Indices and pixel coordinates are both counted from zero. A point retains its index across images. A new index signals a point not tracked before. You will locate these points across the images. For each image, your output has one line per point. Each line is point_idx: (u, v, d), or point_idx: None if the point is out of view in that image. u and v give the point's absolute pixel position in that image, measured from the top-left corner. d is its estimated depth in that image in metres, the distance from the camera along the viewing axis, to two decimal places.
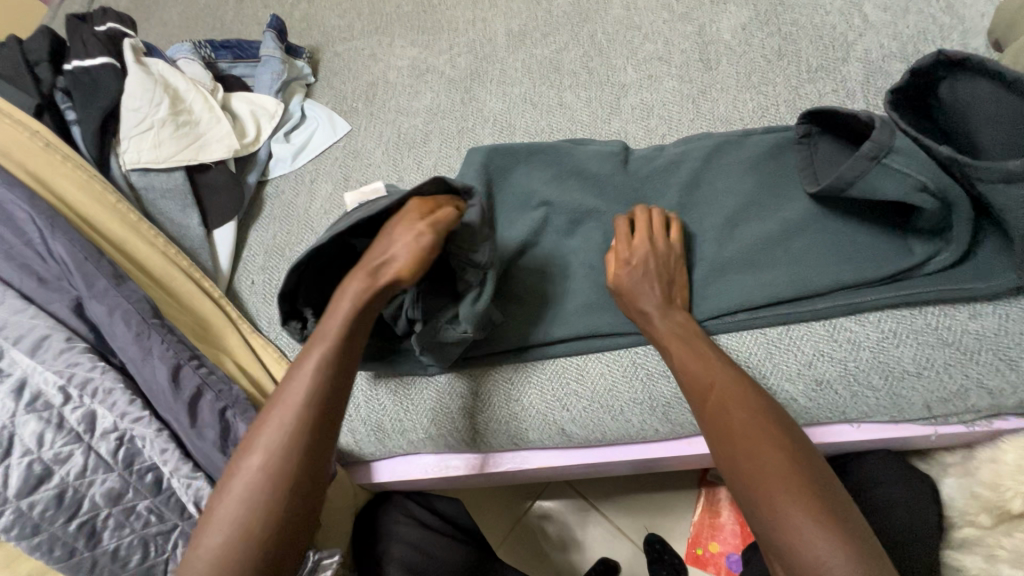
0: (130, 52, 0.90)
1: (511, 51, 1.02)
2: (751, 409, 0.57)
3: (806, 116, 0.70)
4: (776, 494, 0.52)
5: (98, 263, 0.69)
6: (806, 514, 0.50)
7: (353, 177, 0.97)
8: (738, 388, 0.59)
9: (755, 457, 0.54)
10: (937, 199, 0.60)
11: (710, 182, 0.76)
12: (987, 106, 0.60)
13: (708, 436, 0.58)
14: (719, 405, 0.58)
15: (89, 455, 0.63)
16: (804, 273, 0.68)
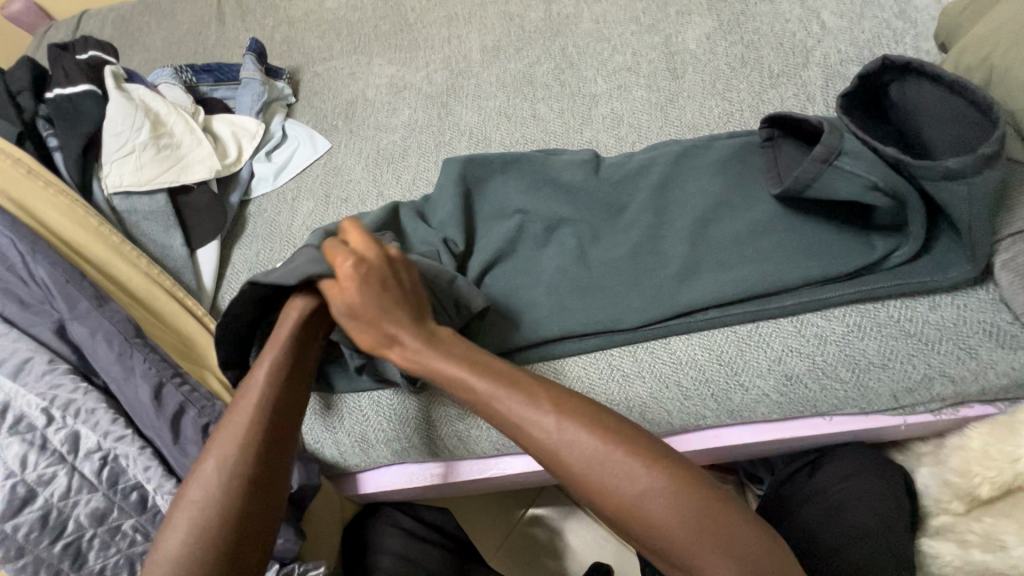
0: (111, 79, 0.92)
1: (485, 66, 1.05)
2: (553, 419, 0.51)
3: (767, 120, 0.74)
4: (634, 504, 0.48)
5: (79, 285, 0.71)
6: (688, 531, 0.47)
7: (333, 194, 0.99)
8: (530, 407, 0.52)
9: (595, 478, 0.49)
10: (891, 197, 0.62)
11: (679, 185, 0.78)
12: (932, 107, 0.63)
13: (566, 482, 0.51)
14: (529, 437, 0.52)
15: (73, 475, 0.63)
16: (773, 269, 0.70)
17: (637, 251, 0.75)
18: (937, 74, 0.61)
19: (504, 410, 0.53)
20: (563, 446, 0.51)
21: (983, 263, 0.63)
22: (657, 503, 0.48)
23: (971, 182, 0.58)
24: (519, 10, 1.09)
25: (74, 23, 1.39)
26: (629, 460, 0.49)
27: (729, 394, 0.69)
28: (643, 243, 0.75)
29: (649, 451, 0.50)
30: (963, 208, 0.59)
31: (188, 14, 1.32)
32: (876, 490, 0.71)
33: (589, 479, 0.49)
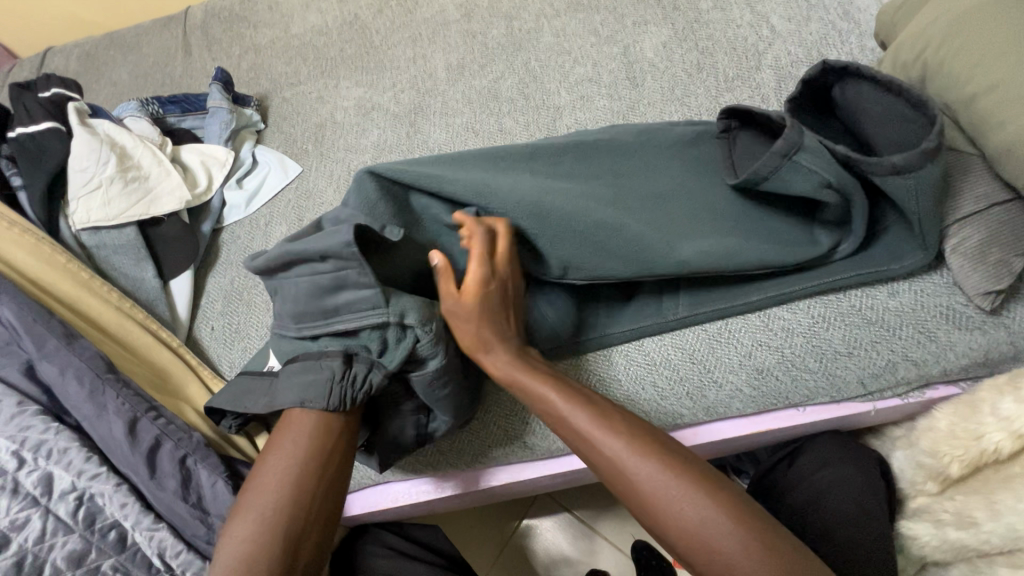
0: (74, 115, 0.92)
1: (451, 84, 1.06)
2: (624, 443, 0.55)
3: (723, 113, 0.73)
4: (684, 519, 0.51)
5: (48, 323, 0.70)
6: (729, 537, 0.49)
7: (306, 217, 0.99)
8: (601, 428, 0.57)
9: (654, 496, 0.52)
10: (838, 193, 0.64)
11: (643, 159, 0.74)
12: (874, 106, 0.65)
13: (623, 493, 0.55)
14: (589, 453, 0.58)
15: (47, 518, 0.62)
16: (732, 253, 0.69)
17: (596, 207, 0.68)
18: (874, 75, 0.64)
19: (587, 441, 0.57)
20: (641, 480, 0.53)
21: (935, 250, 0.65)
22: (711, 517, 0.50)
23: (913, 177, 0.60)
24: (482, 27, 1.11)
25: (39, 60, 1.39)
26: (690, 484, 0.52)
27: (704, 392, 0.70)
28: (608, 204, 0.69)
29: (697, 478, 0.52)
30: (908, 200, 0.61)
31: (154, 46, 1.32)
32: (850, 478, 0.72)
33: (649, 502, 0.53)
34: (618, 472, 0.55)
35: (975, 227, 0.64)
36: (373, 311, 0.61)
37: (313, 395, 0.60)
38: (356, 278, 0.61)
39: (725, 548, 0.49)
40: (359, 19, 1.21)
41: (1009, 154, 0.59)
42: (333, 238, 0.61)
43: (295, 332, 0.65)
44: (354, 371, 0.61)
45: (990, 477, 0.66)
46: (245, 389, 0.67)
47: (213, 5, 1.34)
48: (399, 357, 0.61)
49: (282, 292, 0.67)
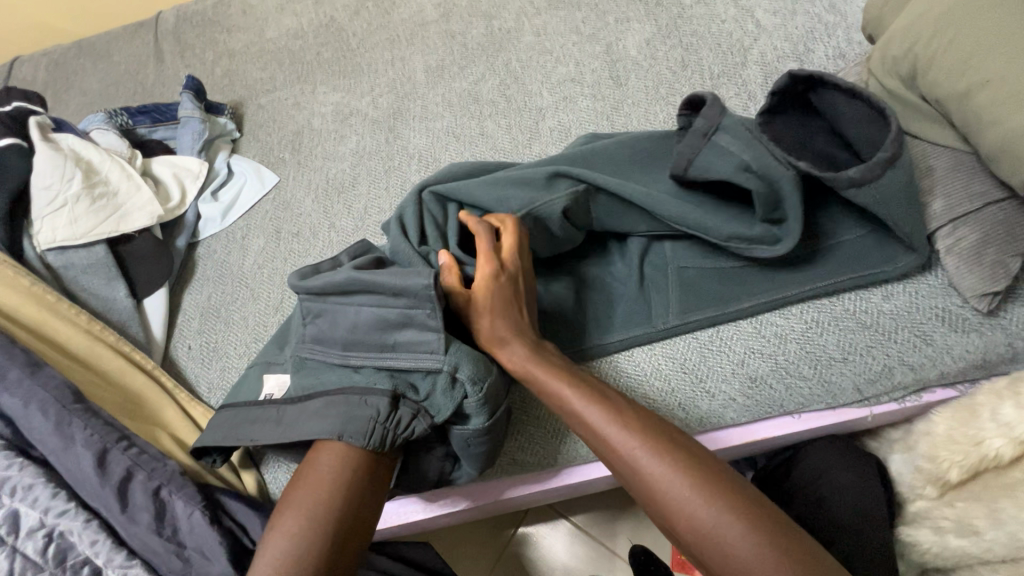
0: (36, 130, 0.88)
1: (430, 87, 1.03)
2: (638, 442, 0.53)
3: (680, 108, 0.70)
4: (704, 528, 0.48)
5: (10, 353, 0.66)
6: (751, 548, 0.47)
7: (284, 228, 0.96)
8: (614, 426, 0.55)
9: (666, 496, 0.51)
10: (762, 180, 0.61)
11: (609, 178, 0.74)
12: (850, 113, 0.63)
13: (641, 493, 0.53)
14: (604, 449, 0.56)
15: (14, 557, 0.58)
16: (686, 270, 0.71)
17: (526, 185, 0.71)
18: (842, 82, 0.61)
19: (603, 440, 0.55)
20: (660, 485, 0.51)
21: (925, 251, 0.64)
22: (724, 521, 0.48)
23: (878, 186, 0.59)
24: (461, 27, 1.08)
25: (4, 71, 1.34)
26: (697, 480, 0.50)
27: (696, 402, 0.67)
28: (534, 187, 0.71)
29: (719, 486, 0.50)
30: (889, 206, 0.60)
31: (124, 54, 1.28)
32: (849, 485, 0.70)
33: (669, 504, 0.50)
34: (633, 470, 0.53)
35: (971, 227, 0.62)
36: (430, 357, 0.61)
37: (351, 431, 0.59)
38: (422, 320, 0.62)
39: (739, 550, 0.47)
40: (335, 22, 1.18)
41: (1004, 151, 0.57)
42: (411, 278, 0.62)
43: (342, 360, 0.64)
44: (399, 414, 0.60)
45: (990, 482, 0.65)
46: (252, 416, 0.67)
47: (183, 9, 1.30)
48: (446, 411, 0.61)
49: (332, 317, 0.66)
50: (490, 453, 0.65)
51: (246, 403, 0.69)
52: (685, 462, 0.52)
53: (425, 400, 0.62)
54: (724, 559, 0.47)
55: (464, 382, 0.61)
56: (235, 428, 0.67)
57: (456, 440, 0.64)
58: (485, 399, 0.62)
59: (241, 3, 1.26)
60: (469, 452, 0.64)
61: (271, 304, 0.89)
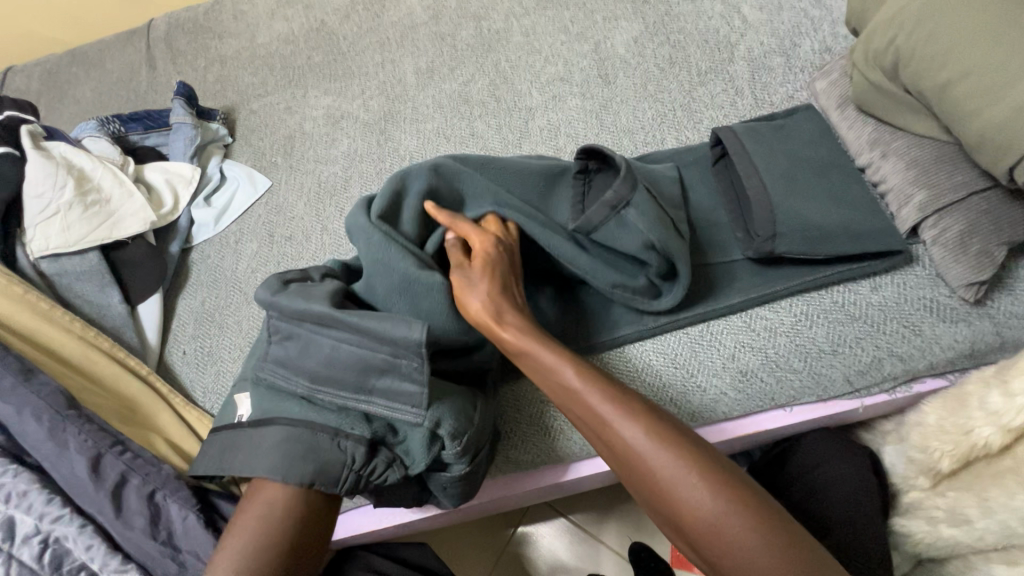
0: (28, 139, 0.88)
1: (421, 89, 1.04)
2: (645, 434, 0.52)
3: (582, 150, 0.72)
4: (701, 510, 0.49)
5: (3, 360, 0.67)
6: (749, 530, 0.47)
7: (277, 232, 0.96)
8: (623, 417, 0.54)
9: (673, 490, 0.50)
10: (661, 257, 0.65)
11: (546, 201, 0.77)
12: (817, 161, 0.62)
13: (635, 474, 0.53)
14: (608, 439, 0.55)
15: (11, 564, 0.59)
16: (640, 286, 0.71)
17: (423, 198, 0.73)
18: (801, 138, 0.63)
19: (598, 420, 0.55)
20: (655, 466, 0.51)
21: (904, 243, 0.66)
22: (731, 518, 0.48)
23: (788, 237, 0.66)
24: (450, 29, 1.08)
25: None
26: (695, 464, 0.50)
27: (687, 397, 0.68)
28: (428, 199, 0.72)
29: (716, 471, 0.50)
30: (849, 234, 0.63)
31: (117, 62, 1.28)
32: (842, 477, 0.70)
33: (666, 485, 0.50)
34: (628, 452, 0.53)
35: (956, 217, 0.63)
36: (410, 411, 0.59)
37: (322, 479, 0.58)
38: (405, 370, 0.60)
39: (744, 547, 0.47)
40: (326, 26, 1.18)
41: (983, 142, 0.58)
42: (401, 329, 0.59)
43: (308, 393, 0.62)
44: (374, 462, 0.60)
45: (981, 471, 0.65)
46: (232, 446, 0.62)
47: (175, 16, 1.30)
48: (420, 467, 0.60)
49: (306, 343, 0.64)
50: (466, 496, 0.66)
51: (231, 428, 0.64)
52: (692, 456, 0.51)
53: (402, 448, 0.62)
54: (729, 555, 0.47)
55: (444, 436, 0.60)
56: (216, 460, 0.63)
57: (433, 483, 0.65)
58: (464, 452, 0.62)
59: (232, 9, 1.27)
60: (444, 492, 0.65)
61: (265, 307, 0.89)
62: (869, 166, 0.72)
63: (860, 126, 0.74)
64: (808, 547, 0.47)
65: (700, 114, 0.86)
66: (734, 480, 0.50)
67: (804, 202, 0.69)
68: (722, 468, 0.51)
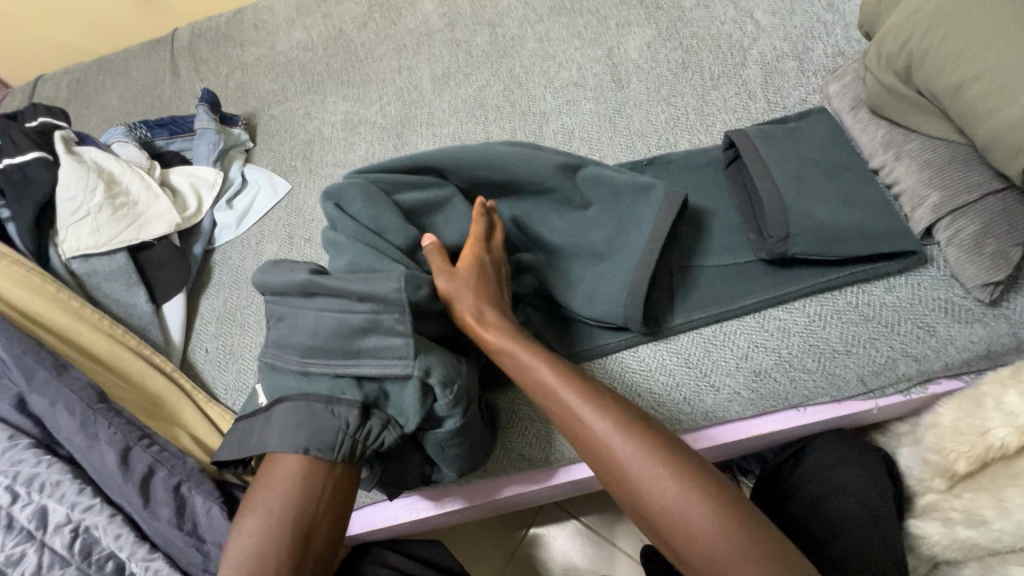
0: (61, 144, 0.92)
1: (437, 94, 1.06)
2: (612, 422, 0.54)
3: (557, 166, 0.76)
4: (670, 505, 0.49)
5: (37, 355, 0.69)
6: (715, 525, 0.48)
7: (297, 235, 0.99)
8: (593, 406, 0.55)
9: (645, 484, 0.51)
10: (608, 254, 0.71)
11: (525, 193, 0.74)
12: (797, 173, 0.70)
13: (604, 467, 0.54)
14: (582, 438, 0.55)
15: (43, 552, 0.61)
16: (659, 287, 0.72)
17: (342, 204, 0.68)
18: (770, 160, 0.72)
19: (572, 415, 0.56)
20: (625, 460, 0.52)
21: (917, 244, 0.66)
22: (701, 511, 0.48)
23: (803, 239, 0.67)
24: (466, 36, 1.10)
25: (30, 89, 1.40)
26: (667, 459, 0.51)
27: (700, 396, 0.68)
28: (356, 194, 0.67)
29: (687, 466, 0.51)
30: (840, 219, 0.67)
31: (143, 70, 1.33)
32: (854, 478, 0.70)
33: (635, 479, 0.51)
34: (599, 447, 0.54)
35: (968, 218, 0.64)
36: (398, 363, 0.60)
37: (318, 442, 0.57)
38: (389, 324, 0.61)
39: (714, 540, 0.47)
40: (344, 33, 1.21)
41: (996, 143, 0.58)
42: (380, 283, 0.62)
43: (300, 367, 0.62)
44: (369, 424, 0.60)
45: (998, 473, 0.65)
46: (246, 430, 0.63)
47: (198, 25, 1.34)
48: (415, 420, 0.60)
49: (293, 320, 0.65)
50: (466, 455, 0.67)
51: (245, 413, 0.66)
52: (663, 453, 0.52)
53: (395, 408, 0.62)
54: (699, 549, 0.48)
55: (436, 389, 0.61)
56: (237, 443, 0.65)
57: (432, 444, 0.65)
58: (455, 400, 0.62)
59: (253, 18, 1.30)
60: (446, 454, 0.66)
61: None
62: (882, 167, 0.73)
63: (873, 128, 0.75)
64: (769, 534, 0.48)
65: (712, 118, 0.87)
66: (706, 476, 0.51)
67: (815, 202, 0.69)
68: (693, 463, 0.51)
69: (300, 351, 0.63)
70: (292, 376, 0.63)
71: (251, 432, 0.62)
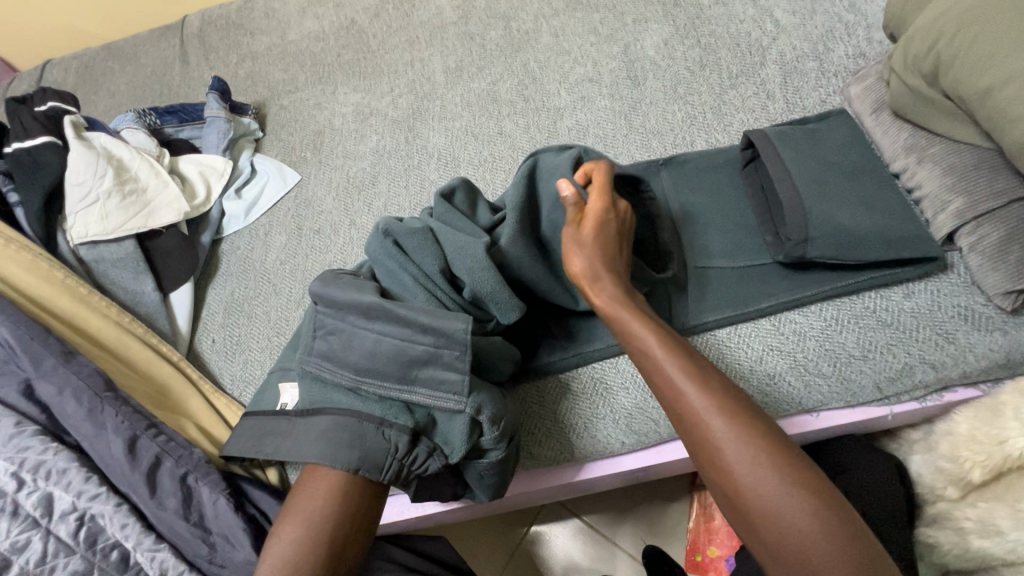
0: (70, 128, 0.91)
1: (450, 87, 1.05)
2: (706, 393, 0.54)
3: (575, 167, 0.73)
4: (756, 480, 0.50)
5: (45, 342, 0.69)
6: (804, 505, 0.48)
7: (306, 226, 0.98)
8: (688, 377, 0.55)
9: (724, 446, 0.52)
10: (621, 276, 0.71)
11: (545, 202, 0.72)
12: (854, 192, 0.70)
13: (694, 435, 0.54)
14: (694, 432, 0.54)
15: (48, 539, 0.60)
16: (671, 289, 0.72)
17: (393, 235, 0.68)
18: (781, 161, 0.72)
19: (664, 380, 0.56)
20: (715, 430, 0.52)
21: (940, 251, 0.65)
22: (819, 525, 0.47)
23: (821, 244, 0.66)
24: (479, 29, 1.09)
25: (37, 73, 1.39)
26: (759, 437, 0.51)
27: None
28: (407, 228, 0.67)
29: (779, 446, 0.51)
30: (863, 224, 0.66)
31: (151, 56, 1.31)
32: (865, 483, 0.70)
33: (724, 451, 0.51)
34: (692, 414, 0.54)
35: (993, 226, 0.63)
36: (451, 399, 0.60)
37: (368, 465, 0.58)
38: (450, 360, 0.61)
39: (785, 506, 0.48)
40: (356, 24, 1.20)
41: None
42: (449, 320, 0.61)
43: (352, 384, 0.61)
44: (415, 451, 0.60)
45: (1014, 483, 0.64)
46: (272, 431, 0.65)
47: (208, 13, 1.33)
48: (460, 451, 0.60)
49: (349, 336, 0.64)
50: (502, 486, 0.65)
51: (271, 415, 0.66)
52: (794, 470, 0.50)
53: (441, 436, 0.61)
54: (797, 559, 0.47)
55: (485, 423, 0.60)
56: (257, 444, 0.65)
57: (470, 472, 0.64)
58: (502, 435, 0.62)
59: (264, 7, 1.29)
60: (481, 482, 0.65)
61: (293, 299, 0.91)
62: (903, 171, 0.72)
63: (895, 131, 0.74)
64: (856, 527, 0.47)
65: (729, 117, 0.86)
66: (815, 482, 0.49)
67: (834, 205, 0.68)
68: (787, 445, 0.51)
69: (353, 375, 0.62)
70: (340, 393, 0.62)
71: (296, 447, 0.61)
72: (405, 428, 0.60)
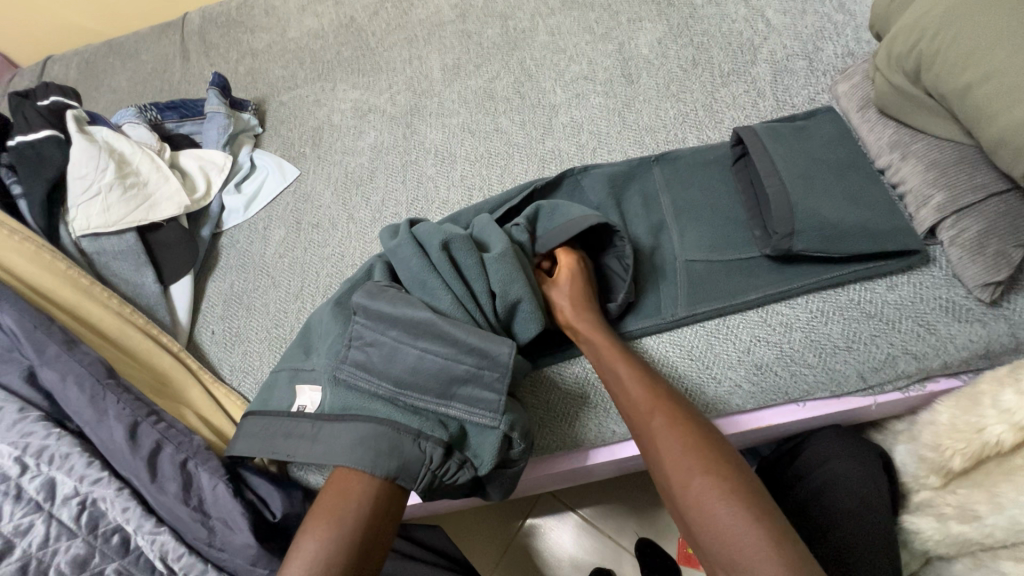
0: (73, 123, 0.92)
1: (447, 84, 1.06)
2: (649, 395, 0.61)
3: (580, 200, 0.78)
4: (682, 470, 0.55)
5: (48, 330, 0.70)
6: (720, 493, 0.52)
7: (304, 219, 0.99)
8: (637, 381, 0.63)
9: (659, 441, 0.58)
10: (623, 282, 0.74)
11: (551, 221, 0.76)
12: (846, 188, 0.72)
13: (637, 431, 0.61)
14: (647, 438, 0.59)
15: (51, 523, 0.62)
16: (663, 284, 0.74)
17: (449, 249, 0.70)
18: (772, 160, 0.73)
19: (618, 384, 0.64)
20: (653, 426, 0.59)
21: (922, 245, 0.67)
22: (731, 512, 0.51)
23: (807, 237, 0.68)
24: (477, 27, 1.11)
25: (38, 69, 1.40)
26: (690, 435, 0.57)
27: (701, 387, 0.68)
28: (467, 248, 0.70)
29: (709, 444, 0.57)
30: (846, 218, 0.68)
31: (153, 53, 1.33)
32: (852, 474, 0.71)
33: (659, 445, 0.58)
34: (637, 414, 0.61)
35: (974, 219, 0.65)
36: (488, 415, 0.62)
37: (404, 475, 0.59)
38: (488, 380, 0.63)
39: (703, 494, 0.53)
40: (355, 22, 1.21)
41: (1005, 142, 0.58)
42: (493, 344, 0.63)
43: (391, 396, 0.63)
44: (448, 463, 0.61)
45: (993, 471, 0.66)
46: (286, 428, 0.67)
47: (209, 10, 1.34)
48: (490, 463, 0.62)
49: (391, 350, 0.65)
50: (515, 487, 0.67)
51: (286, 415, 0.68)
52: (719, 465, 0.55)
53: (471, 450, 0.63)
54: (713, 541, 0.51)
55: (517, 439, 0.63)
56: (269, 444, 0.67)
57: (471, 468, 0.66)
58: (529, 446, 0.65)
59: (265, 5, 1.30)
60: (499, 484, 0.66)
61: (292, 292, 0.92)
62: (888, 167, 0.73)
63: (880, 128, 0.75)
64: (773, 517, 0.51)
65: (720, 114, 0.88)
66: (739, 476, 0.54)
67: (821, 201, 0.70)
68: (719, 444, 0.57)
69: (393, 391, 0.63)
70: (376, 402, 0.63)
71: (314, 453, 0.63)
72: (444, 442, 0.61)
